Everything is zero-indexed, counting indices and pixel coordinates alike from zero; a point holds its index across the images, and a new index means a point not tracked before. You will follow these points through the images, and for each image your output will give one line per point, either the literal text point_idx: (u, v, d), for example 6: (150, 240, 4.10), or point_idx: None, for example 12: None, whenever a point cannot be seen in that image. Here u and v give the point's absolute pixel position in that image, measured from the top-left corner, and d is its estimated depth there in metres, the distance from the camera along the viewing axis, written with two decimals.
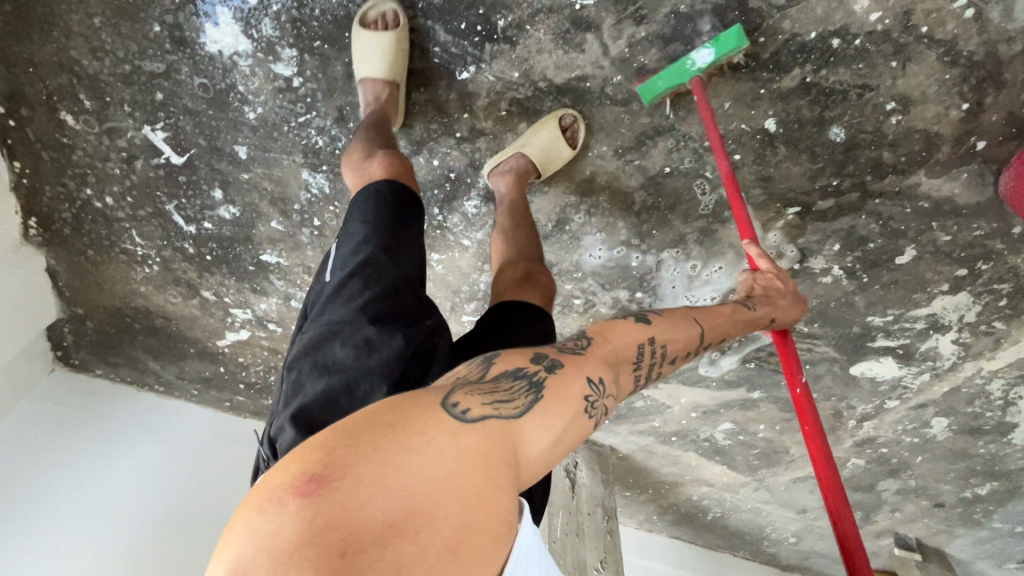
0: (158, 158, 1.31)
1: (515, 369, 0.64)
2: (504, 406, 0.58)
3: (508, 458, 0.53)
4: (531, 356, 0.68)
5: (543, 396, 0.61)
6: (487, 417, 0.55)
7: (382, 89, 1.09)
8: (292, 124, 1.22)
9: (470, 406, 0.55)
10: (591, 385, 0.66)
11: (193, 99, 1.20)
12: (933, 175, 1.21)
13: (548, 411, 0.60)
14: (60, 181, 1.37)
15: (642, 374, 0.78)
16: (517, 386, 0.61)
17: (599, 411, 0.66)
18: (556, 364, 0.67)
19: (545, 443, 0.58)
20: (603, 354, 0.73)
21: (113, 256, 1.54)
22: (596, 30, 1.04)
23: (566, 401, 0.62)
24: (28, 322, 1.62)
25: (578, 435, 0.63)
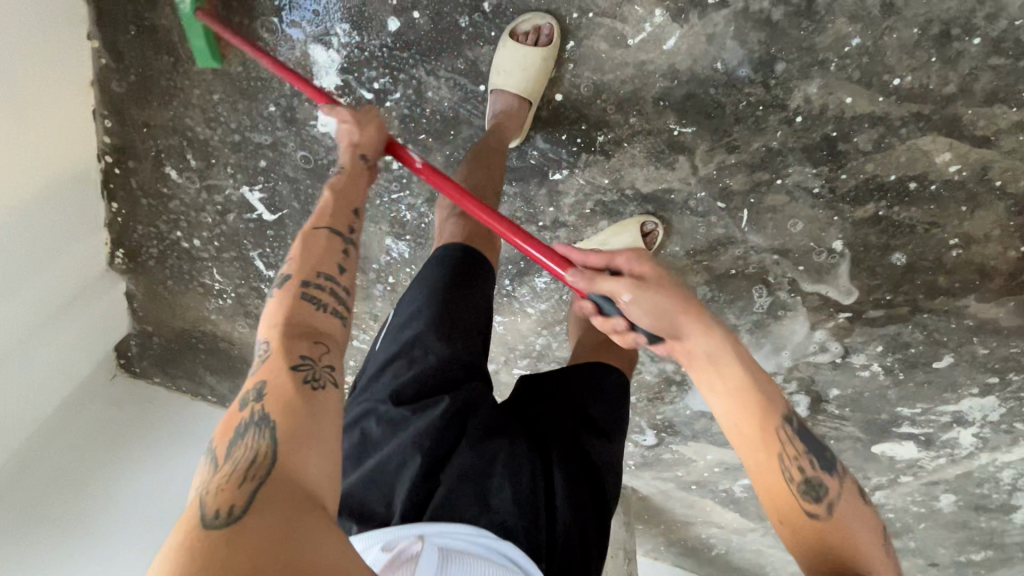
0: (250, 214, 1.37)
1: (238, 428, 0.63)
2: (256, 471, 0.58)
3: (298, 498, 0.56)
4: (234, 407, 0.65)
5: (273, 422, 0.62)
6: (242, 498, 0.55)
7: (512, 104, 1.01)
8: (385, 198, 1.29)
9: (232, 505, 0.55)
10: (300, 365, 0.67)
11: (294, 169, 1.26)
12: (983, 299, 1.29)
13: (291, 429, 0.61)
14: (155, 223, 1.44)
15: (339, 300, 0.77)
16: (250, 439, 0.61)
17: (329, 377, 0.68)
18: (261, 384, 0.66)
19: (319, 459, 0.61)
20: (287, 318, 0.73)
21: (191, 287, 1.61)
22: (689, 153, 1.11)
23: (291, 403, 0.63)
24: (104, 339, 1.70)
25: (336, 409, 0.67)
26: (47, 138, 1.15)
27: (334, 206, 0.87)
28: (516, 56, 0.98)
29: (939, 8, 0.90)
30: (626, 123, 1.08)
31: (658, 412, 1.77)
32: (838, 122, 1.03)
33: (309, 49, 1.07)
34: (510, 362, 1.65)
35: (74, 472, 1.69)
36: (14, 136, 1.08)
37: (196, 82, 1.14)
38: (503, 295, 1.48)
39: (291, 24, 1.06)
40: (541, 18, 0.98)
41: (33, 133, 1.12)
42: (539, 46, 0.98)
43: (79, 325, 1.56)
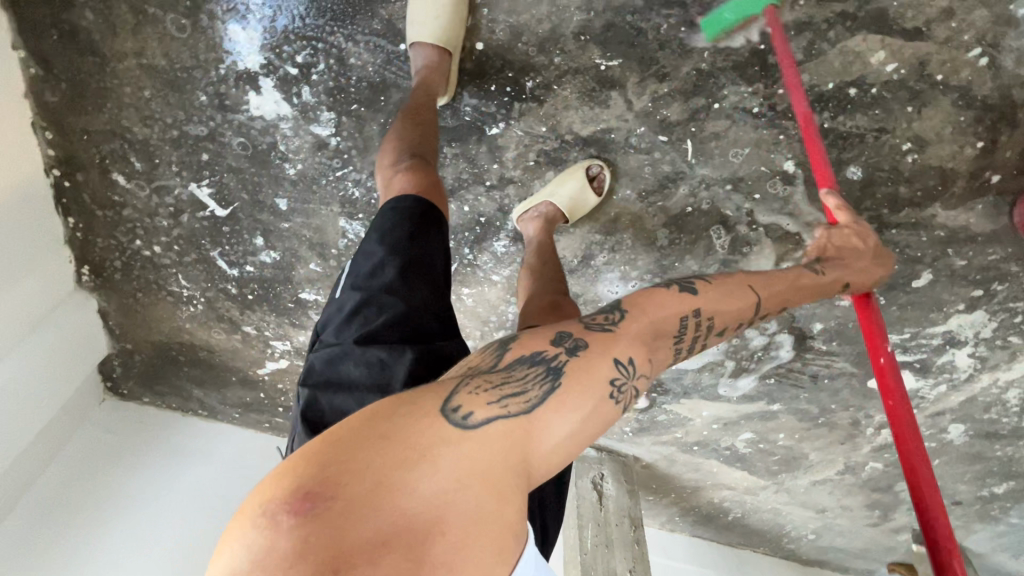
0: (204, 211, 1.38)
1: (532, 355, 0.66)
2: (511, 406, 0.60)
3: (517, 455, 0.58)
4: (555, 335, 0.70)
5: (562, 382, 0.63)
6: (481, 408, 0.59)
7: (432, 55, 1.01)
8: (329, 178, 1.28)
9: (474, 407, 0.58)
10: (619, 367, 0.67)
11: (236, 158, 1.26)
12: (949, 207, 1.25)
13: (566, 398, 0.62)
14: (113, 234, 1.45)
15: (692, 343, 0.77)
16: (532, 374, 0.63)
17: (628, 392, 0.67)
18: (582, 344, 0.68)
19: (559, 426, 0.61)
20: (648, 320, 0.74)
21: (161, 297, 1.62)
22: (620, 88, 1.09)
23: (592, 394, 0.64)
24: (84, 360, 1.71)
25: (605, 420, 0.65)
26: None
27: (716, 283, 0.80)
28: (428, 8, 1.00)
29: None
30: (552, 64, 1.07)
31: None
32: (763, 33, 1.01)
33: (226, 29, 1.07)
34: (486, 335, 1.62)
35: (71, 495, 1.70)
36: None
37: (126, 79, 1.15)
38: (466, 266, 1.45)
39: (201, 4, 1.05)
40: None
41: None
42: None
43: (54, 347, 1.57)
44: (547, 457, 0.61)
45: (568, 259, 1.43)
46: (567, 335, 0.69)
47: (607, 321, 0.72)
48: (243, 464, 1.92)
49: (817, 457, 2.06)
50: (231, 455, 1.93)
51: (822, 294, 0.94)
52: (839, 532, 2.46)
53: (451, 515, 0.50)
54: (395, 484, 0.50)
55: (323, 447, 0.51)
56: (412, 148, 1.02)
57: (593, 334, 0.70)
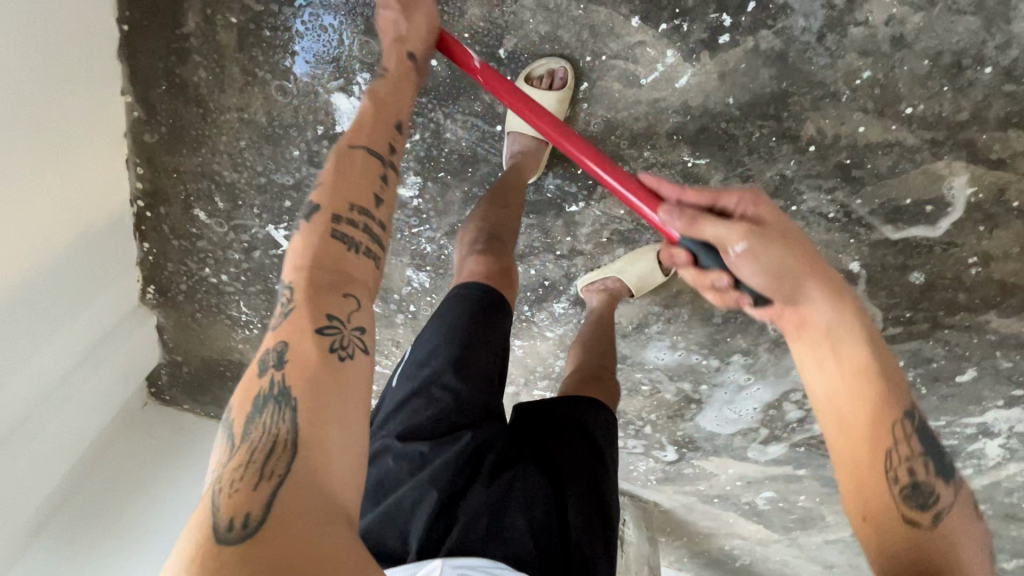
0: (277, 249, 1.42)
1: (256, 401, 0.61)
2: (272, 467, 0.56)
3: (314, 496, 0.55)
4: (254, 371, 0.64)
5: (294, 394, 0.61)
6: (257, 503, 0.53)
7: (533, 145, 1.07)
8: (405, 233, 1.32)
9: (244, 510, 0.53)
10: (326, 329, 0.66)
11: None
12: (1004, 315, 1.28)
13: (314, 408, 0.60)
14: (184, 261, 1.49)
15: (368, 235, 0.77)
16: (266, 422, 0.59)
17: (353, 343, 0.67)
18: (279, 346, 0.65)
19: (332, 447, 0.59)
20: (313, 254, 0.72)
21: (218, 319, 1.66)
22: (703, 183, 1.12)
23: (317, 369, 0.63)
24: (138, 371, 1.75)
25: (360, 374, 0.66)
26: (83, 186, 1.20)
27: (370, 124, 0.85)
28: (534, 99, 1.01)
29: (949, 39, 0.93)
30: (641, 156, 1.09)
31: (678, 428, 1.77)
32: (851, 149, 1.04)
33: (331, 96, 1.10)
34: (531, 383, 1.66)
35: (113, 494, 1.75)
36: (53, 191, 1.13)
37: (224, 129, 1.19)
38: (522, 320, 1.49)
39: (310, 72, 1.08)
40: (554, 62, 1.02)
41: (69, 184, 1.16)
42: (553, 89, 1.01)
43: (114, 360, 1.62)
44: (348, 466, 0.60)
45: (623, 324, 1.47)
46: (266, 350, 0.65)
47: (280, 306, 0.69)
48: None
49: (834, 519, 2.10)
50: None
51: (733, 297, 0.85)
52: None
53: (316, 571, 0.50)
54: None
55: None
56: (490, 229, 1.05)
57: (279, 317, 0.67)
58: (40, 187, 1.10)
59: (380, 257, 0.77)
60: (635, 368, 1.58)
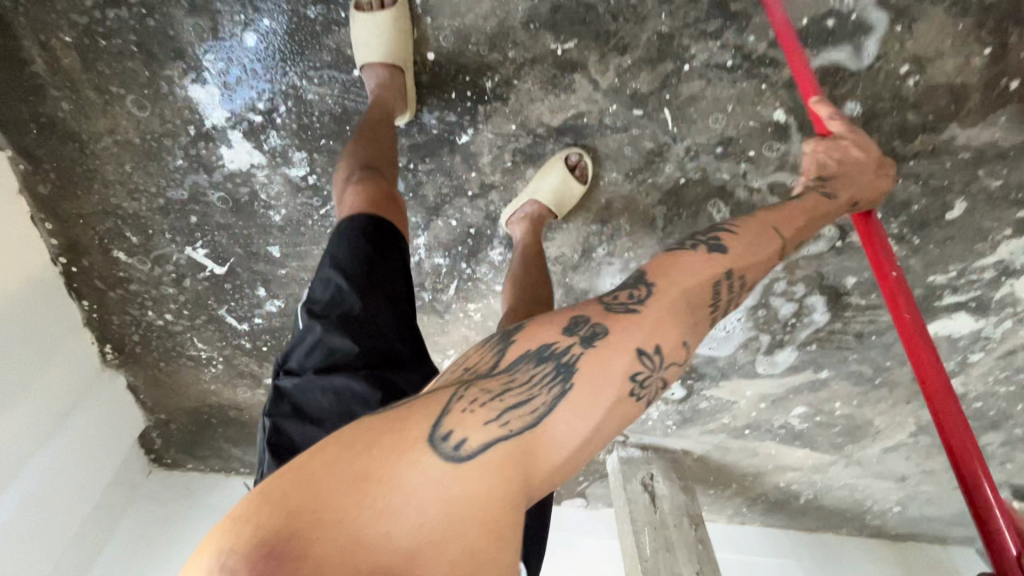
0: (204, 272, 1.39)
1: (540, 353, 0.66)
2: (513, 426, 0.61)
3: (515, 479, 0.60)
4: (572, 321, 0.69)
5: (571, 383, 0.64)
6: (476, 430, 0.60)
7: (382, 73, 1.01)
8: (315, 217, 1.27)
9: (466, 432, 0.59)
10: (643, 355, 0.67)
11: (222, 214, 1.27)
12: (968, 125, 1.15)
13: (574, 409, 0.63)
14: (126, 309, 1.49)
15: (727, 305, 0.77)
16: (541, 380, 0.64)
17: (651, 384, 0.67)
18: (602, 329, 0.68)
19: (563, 445, 0.63)
20: (682, 296, 0.72)
21: (182, 363, 1.64)
22: (582, 69, 1.06)
23: (608, 390, 0.65)
24: (122, 434, 1.75)
25: (626, 414, 0.66)
26: None
27: (797, 222, 0.88)
28: (367, 28, 0.99)
29: None
30: (507, 59, 1.05)
31: None
32: None
33: (187, 89, 1.08)
34: None
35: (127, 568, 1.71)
36: None
37: (108, 157, 1.18)
38: (467, 281, 1.40)
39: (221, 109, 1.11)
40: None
41: None
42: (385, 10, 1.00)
43: (88, 429, 1.60)
44: (553, 472, 0.63)
45: (569, 256, 1.36)
46: (589, 322, 0.68)
47: (631, 299, 0.71)
48: None
49: (883, 421, 1.90)
50: None
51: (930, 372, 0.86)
52: (926, 500, 2.26)
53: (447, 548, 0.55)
54: (386, 496, 0.55)
55: (337, 453, 0.56)
56: (366, 161, 1.00)
57: (620, 305, 0.71)
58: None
59: (722, 318, 0.75)
60: None
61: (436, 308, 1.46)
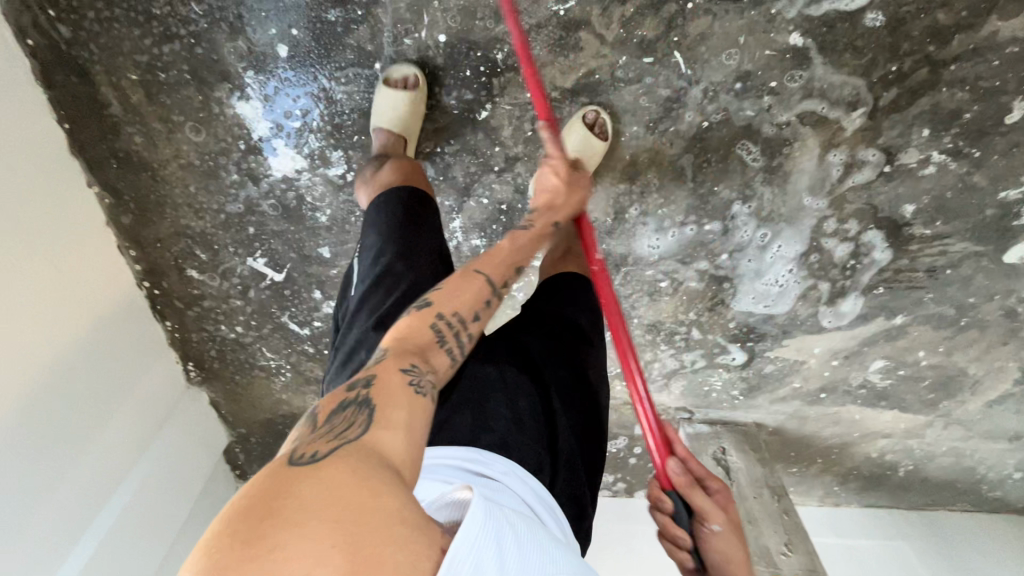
0: (265, 281, 1.51)
1: (339, 402, 0.60)
2: (352, 432, 0.55)
3: (372, 461, 0.52)
4: (340, 390, 0.62)
5: (375, 402, 0.59)
6: (322, 446, 0.53)
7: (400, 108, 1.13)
8: (357, 213, 1.36)
9: (315, 448, 0.53)
10: (405, 369, 0.65)
11: (276, 222, 1.39)
12: (1007, 16, 1.10)
13: (385, 411, 0.58)
14: (202, 326, 1.63)
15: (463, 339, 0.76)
16: (344, 413, 0.58)
17: (426, 386, 0.65)
18: (366, 376, 0.63)
19: (391, 440, 0.56)
20: (412, 343, 0.70)
21: (255, 374, 1.76)
22: (586, 26, 1.11)
23: (399, 396, 0.61)
24: (209, 452, 1.86)
25: (427, 408, 0.63)
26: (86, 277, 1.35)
27: (502, 258, 0.88)
28: (388, 97, 1.13)
29: None
30: (513, 29, 1.12)
31: (729, 319, 1.58)
32: None
33: (235, 107, 1.21)
34: None
35: None
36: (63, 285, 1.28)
37: (175, 181, 1.32)
38: None
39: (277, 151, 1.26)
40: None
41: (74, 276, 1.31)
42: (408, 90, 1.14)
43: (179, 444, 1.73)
44: (411, 455, 0.56)
45: (602, 221, 1.37)
46: (354, 378, 0.63)
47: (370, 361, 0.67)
48: None
49: (980, 370, 1.72)
50: None
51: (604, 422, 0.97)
52: None
53: (365, 530, 0.46)
54: (259, 565, 0.42)
55: None
56: (402, 171, 1.08)
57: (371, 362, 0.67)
58: (54, 266, 1.25)
59: (460, 354, 0.75)
60: (642, 266, 1.46)
61: None
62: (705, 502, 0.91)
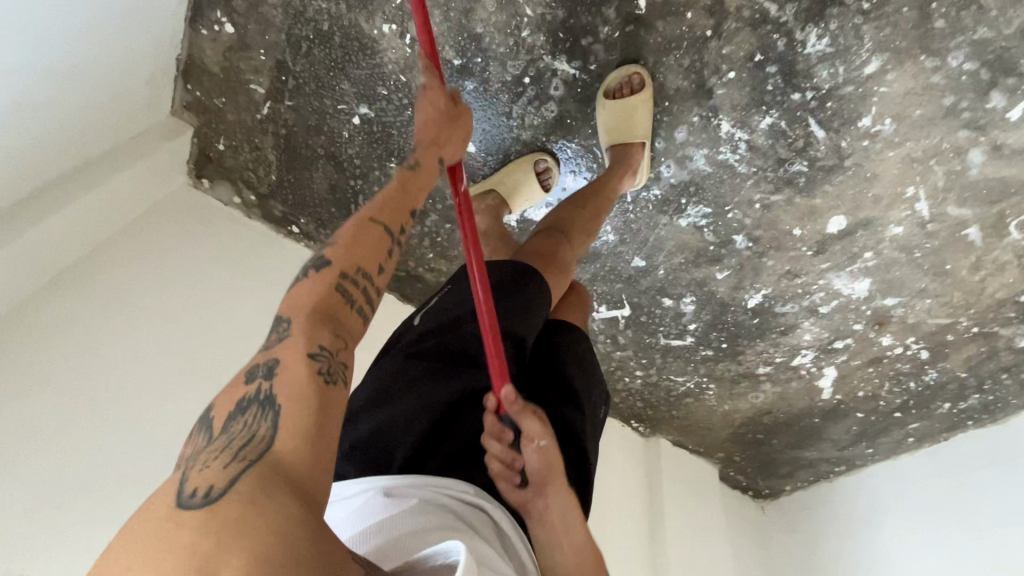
0: (620, 321, 1.49)
1: (237, 404, 0.53)
2: (245, 454, 0.49)
3: (276, 500, 0.46)
4: (244, 373, 0.56)
5: (274, 401, 0.52)
6: (225, 479, 0.47)
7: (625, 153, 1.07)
8: (631, 207, 1.23)
9: (199, 485, 0.47)
10: (317, 353, 0.56)
11: (584, 270, 1.38)
12: None
13: (287, 426, 0.51)
14: (616, 385, 1.69)
15: (366, 308, 0.65)
16: (247, 421, 0.51)
17: (341, 373, 0.57)
18: (286, 326, 0.60)
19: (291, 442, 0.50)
20: (315, 303, 0.61)
21: (688, 402, 1.70)
22: None
23: (300, 377, 0.54)
24: (709, 485, 1.87)
25: (340, 408, 0.55)
26: None
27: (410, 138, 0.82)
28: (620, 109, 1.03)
29: None
30: None
31: None
32: None
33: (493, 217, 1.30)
34: (985, 123, 0.98)
35: None
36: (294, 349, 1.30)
37: None
38: (827, 105, 1.00)
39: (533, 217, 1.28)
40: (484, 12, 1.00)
41: None
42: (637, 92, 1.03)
43: (679, 503, 1.74)
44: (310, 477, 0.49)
45: None
46: (258, 363, 0.57)
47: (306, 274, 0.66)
48: (931, 491, 1.63)
49: None
50: (909, 491, 1.67)
51: (373, 252, 0.68)
52: None
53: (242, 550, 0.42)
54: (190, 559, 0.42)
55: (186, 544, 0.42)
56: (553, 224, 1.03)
57: (301, 282, 0.65)
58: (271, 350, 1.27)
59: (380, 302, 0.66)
60: None
61: (826, 166, 1.08)
62: (534, 423, 0.75)
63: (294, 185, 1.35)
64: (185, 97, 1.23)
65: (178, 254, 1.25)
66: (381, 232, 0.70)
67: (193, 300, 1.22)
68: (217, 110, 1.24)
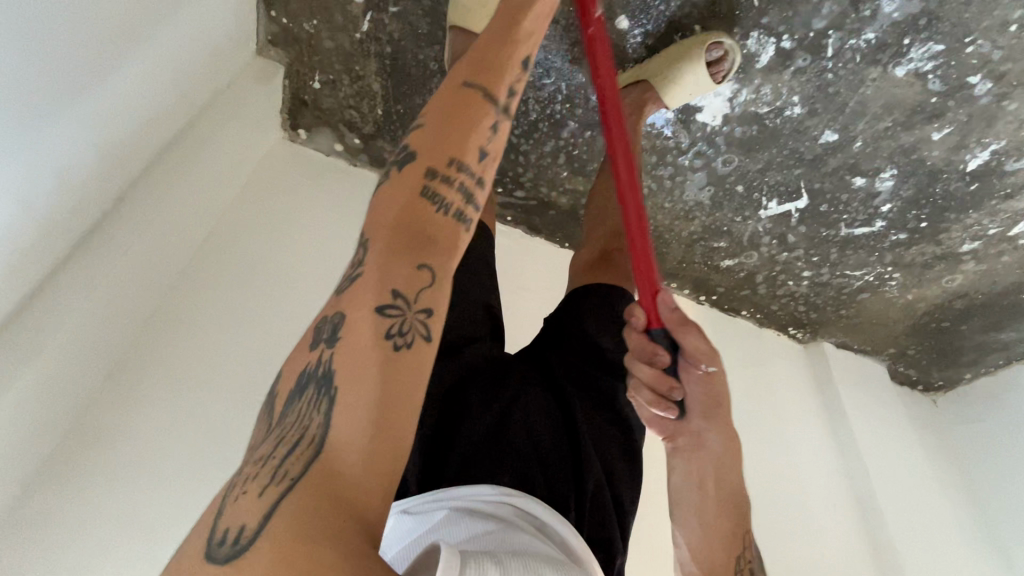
0: (793, 216, 1.27)
1: (296, 384, 0.47)
2: (289, 471, 0.42)
3: (317, 516, 0.40)
4: (308, 337, 0.49)
5: (333, 390, 0.44)
6: (257, 509, 0.41)
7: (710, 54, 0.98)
8: (831, 66, 0.98)
9: (240, 521, 0.41)
10: (387, 308, 0.47)
11: (754, 160, 1.16)
12: None
13: (344, 414, 0.43)
14: (776, 291, 1.49)
15: (421, 317, 0.48)
16: (298, 413, 0.45)
17: (418, 329, 0.48)
18: (336, 318, 0.48)
19: (347, 436, 0.43)
20: (372, 272, 0.49)
21: (861, 298, 1.50)
22: None
23: (366, 361, 0.45)
24: (880, 385, 1.69)
25: (424, 360, 0.47)
26: None
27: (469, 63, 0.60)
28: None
29: None
30: None
31: None
32: None
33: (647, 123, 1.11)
34: None
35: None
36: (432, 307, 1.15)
37: (653, 212, 1.28)
38: None
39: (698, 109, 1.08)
40: None
41: None
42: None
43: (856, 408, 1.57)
44: (372, 468, 0.43)
45: None
46: (323, 322, 0.49)
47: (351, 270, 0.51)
48: None
49: None
50: None
51: (434, 215, 0.52)
52: None
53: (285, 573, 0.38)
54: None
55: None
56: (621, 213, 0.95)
57: (345, 283, 0.51)
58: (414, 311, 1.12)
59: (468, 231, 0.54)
60: None
61: None
62: (697, 339, 0.65)
63: (404, 116, 1.15)
64: (271, 28, 1.03)
65: (295, 219, 1.09)
66: (441, 162, 0.53)
67: (324, 267, 1.08)
68: (310, 37, 1.04)
